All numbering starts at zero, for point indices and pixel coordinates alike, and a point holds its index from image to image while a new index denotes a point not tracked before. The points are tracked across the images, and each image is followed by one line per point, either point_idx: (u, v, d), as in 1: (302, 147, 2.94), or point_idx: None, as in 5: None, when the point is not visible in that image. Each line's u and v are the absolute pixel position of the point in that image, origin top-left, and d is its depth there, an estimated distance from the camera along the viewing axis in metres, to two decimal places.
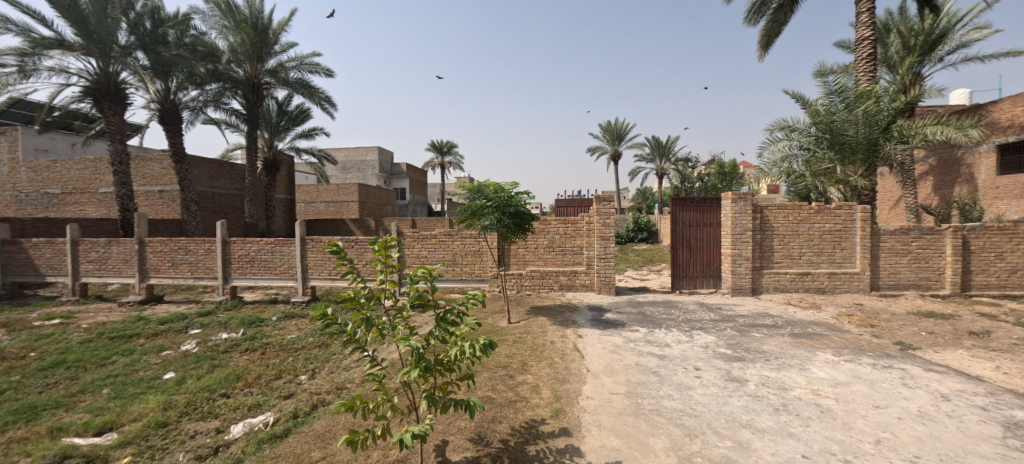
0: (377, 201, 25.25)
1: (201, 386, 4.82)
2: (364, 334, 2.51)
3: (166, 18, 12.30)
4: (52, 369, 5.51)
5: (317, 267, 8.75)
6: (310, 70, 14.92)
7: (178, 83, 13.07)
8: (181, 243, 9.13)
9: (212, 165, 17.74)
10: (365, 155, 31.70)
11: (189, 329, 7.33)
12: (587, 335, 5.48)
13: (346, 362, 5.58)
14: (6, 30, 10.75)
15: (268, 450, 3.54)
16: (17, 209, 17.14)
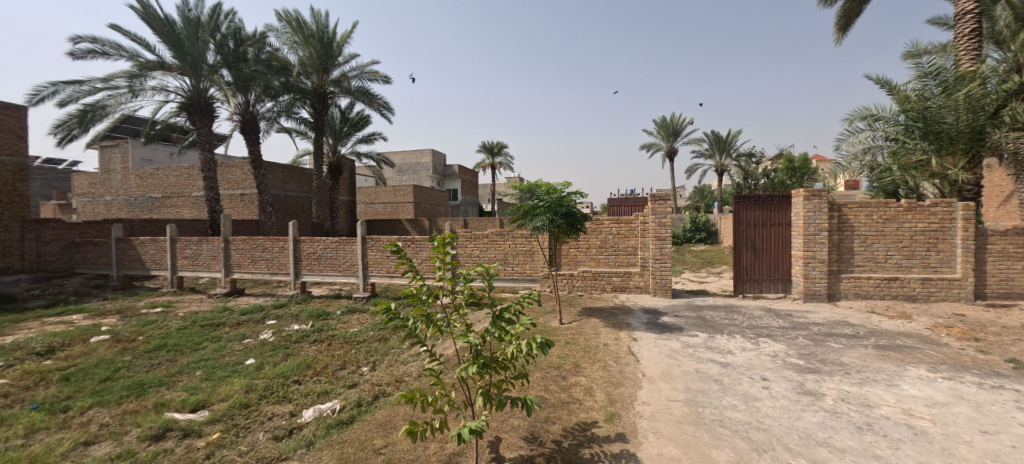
0: (431, 202, 26.10)
1: (277, 372, 5.25)
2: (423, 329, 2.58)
3: (246, 37, 13.51)
4: (155, 352, 6.25)
5: (377, 265, 9.21)
6: (369, 78, 15.72)
7: (256, 96, 14.31)
8: (259, 241, 9.99)
9: (285, 170, 19.25)
10: (420, 158, 32.85)
11: (266, 320, 8.01)
12: (642, 338, 5.30)
13: (404, 356, 5.82)
14: (121, 56, 12.36)
15: (336, 435, 3.77)
16: (128, 211, 19.63)
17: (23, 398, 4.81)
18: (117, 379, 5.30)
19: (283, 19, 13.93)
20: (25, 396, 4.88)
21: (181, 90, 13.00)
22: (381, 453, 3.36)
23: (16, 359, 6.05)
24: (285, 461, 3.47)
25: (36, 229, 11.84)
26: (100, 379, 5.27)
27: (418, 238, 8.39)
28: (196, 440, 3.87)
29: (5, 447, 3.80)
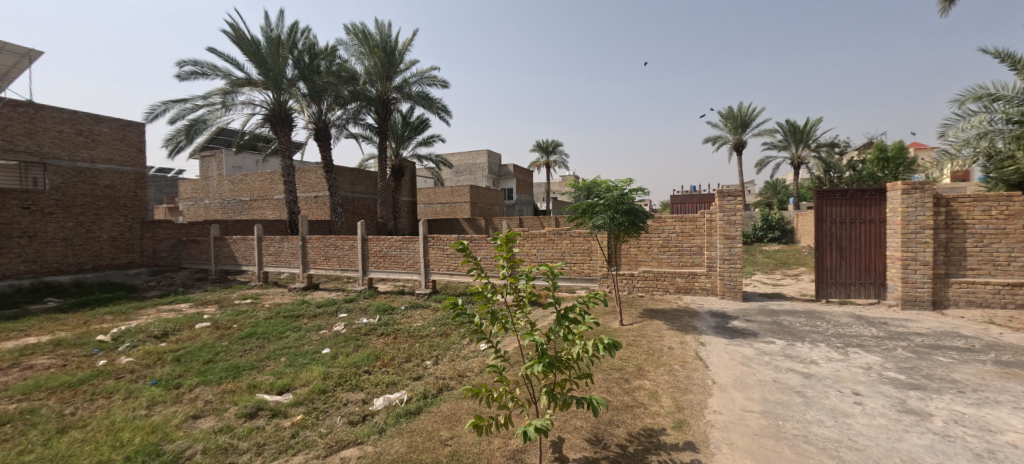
0: (487, 202, 26.57)
1: (350, 362, 5.62)
2: (488, 326, 2.62)
3: (319, 51, 14.56)
4: (246, 339, 6.94)
5: (437, 263, 9.53)
6: (429, 83, 16.30)
7: (328, 105, 15.40)
8: (332, 240, 10.74)
9: (354, 173, 20.55)
10: (477, 158, 33.52)
11: (339, 313, 8.61)
12: (711, 343, 5.02)
13: (464, 351, 5.98)
14: (217, 76, 13.86)
15: (404, 424, 3.96)
16: (223, 213, 21.99)
17: (145, 375, 5.56)
18: (217, 362, 5.96)
19: (351, 32, 14.84)
20: (147, 373, 5.64)
21: (265, 104, 14.31)
22: (447, 443, 3.48)
23: (139, 340, 7.01)
24: (359, 445, 3.70)
25: (152, 229, 13.62)
26: (204, 361, 5.96)
27: (476, 237, 8.60)
28: (283, 420, 4.25)
29: (133, 415, 4.42)
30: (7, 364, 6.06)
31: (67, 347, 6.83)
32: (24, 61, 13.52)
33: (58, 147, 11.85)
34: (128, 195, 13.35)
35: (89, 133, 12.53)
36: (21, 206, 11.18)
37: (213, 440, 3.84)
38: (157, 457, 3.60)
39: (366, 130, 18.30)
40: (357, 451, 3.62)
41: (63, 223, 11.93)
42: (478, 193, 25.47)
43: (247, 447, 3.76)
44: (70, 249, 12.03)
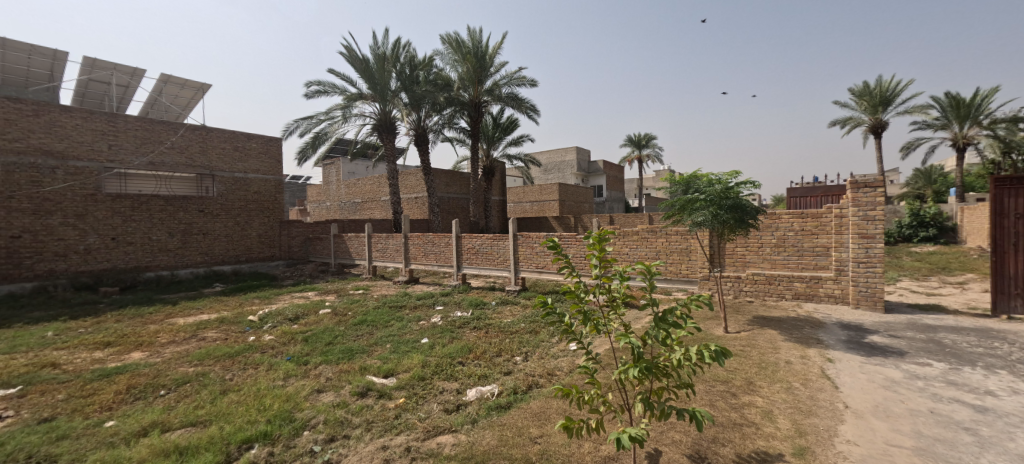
0: (577, 199, 26.24)
1: (446, 353, 5.94)
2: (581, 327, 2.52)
3: (418, 62, 15.64)
4: (358, 325, 7.73)
5: (527, 260, 9.62)
6: (518, 83, 16.57)
7: (426, 112, 16.46)
8: (430, 237, 11.48)
9: (449, 175, 21.74)
10: (566, 155, 33.26)
11: (436, 305, 9.18)
12: (840, 360, 4.33)
13: (553, 350, 5.96)
14: (336, 93, 15.66)
15: (495, 417, 4.07)
16: (341, 213, 24.81)
17: (281, 351, 6.50)
18: (335, 344, 6.73)
19: (446, 42, 15.66)
20: (283, 349, 6.59)
21: (374, 114, 15.80)
22: (537, 441, 3.49)
23: (277, 321, 8.21)
24: (454, 433, 3.89)
25: (288, 227, 15.86)
26: (325, 342, 6.77)
27: (566, 234, 8.56)
28: (388, 402, 4.63)
29: (274, 384, 5.19)
30: (188, 335, 7.53)
31: (227, 323, 8.27)
32: (198, 92, 16.52)
33: (221, 161, 14.39)
34: (271, 199, 15.67)
35: (242, 148, 14.99)
36: (197, 209, 13.79)
37: (332, 413, 4.33)
38: (290, 423, 4.15)
39: (459, 134, 19.25)
40: (452, 438, 3.80)
41: (225, 223, 14.46)
42: (567, 190, 25.27)
43: (359, 422, 4.17)
44: (230, 245, 14.54)
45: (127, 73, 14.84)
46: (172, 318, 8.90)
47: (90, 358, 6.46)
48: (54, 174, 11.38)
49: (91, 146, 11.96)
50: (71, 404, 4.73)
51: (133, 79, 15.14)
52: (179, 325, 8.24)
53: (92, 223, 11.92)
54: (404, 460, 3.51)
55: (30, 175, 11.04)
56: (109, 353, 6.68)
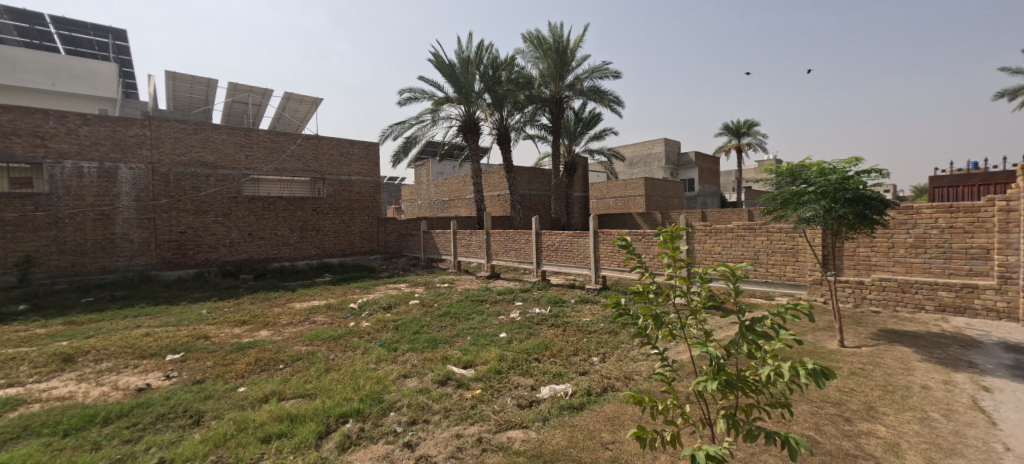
0: (664, 194, 24.78)
1: (522, 348, 5.96)
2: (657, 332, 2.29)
3: (500, 62, 15.91)
4: (443, 317, 8.10)
5: (608, 258, 9.28)
6: (600, 76, 16.05)
7: (508, 111, 16.71)
8: (510, 234, 11.64)
9: (531, 172, 21.88)
10: (653, 148, 31.58)
11: (516, 301, 9.30)
12: (1000, 389, 3.49)
13: (633, 353, 5.66)
14: (425, 98, 16.58)
15: (567, 417, 3.96)
16: (431, 211, 26.34)
17: (375, 337, 7.04)
18: (422, 333, 7.12)
19: (528, 40, 15.70)
20: (377, 335, 7.15)
21: (459, 116, 16.46)
22: (609, 448, 3.33)
23: (373, 310, 8.95)
24: (524, 429, 3.86)
25: (384, 224, 17.21)
26: (413, 331, 7.20)
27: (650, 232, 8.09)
28: (466, 392, 4.76)
29: (367, 366, 5.66)
30: (302, 318, 8.53)
31: (332, 309, 9.22)
32: (312, 106, 18.57)
33: (330, 166, 16.03)
34: (370, 198, 17.07)
35: (347, 153, 16.53)
36: (311, 208, 15.55)
37: (415, 398, 4.57)
38: (379, 403, 4.46)
39: (541, 131, 19.27)
40: (522, 434, 3.78)
41: (334, 221, 16.12)
42: (654, 185, 23.99)
43: (438, 409, 4.34)
44: (338, 240, 16.18)
45: (258, 93, 17.15)
46: (290, 303, 10.17)
47: (229, 333, 7.63)
48: (207, 181, 13.62)
49: (232, 156, 14.08)
50: (215, 370, 5.62)
51: (264, 97, 17.46)
52: (295, 309, 9.38)
53: (234, 220, 14.06)
54: (476, 450, 3.57)
55: (191, 182, 13.35)
56: (244, 329, 7.84)
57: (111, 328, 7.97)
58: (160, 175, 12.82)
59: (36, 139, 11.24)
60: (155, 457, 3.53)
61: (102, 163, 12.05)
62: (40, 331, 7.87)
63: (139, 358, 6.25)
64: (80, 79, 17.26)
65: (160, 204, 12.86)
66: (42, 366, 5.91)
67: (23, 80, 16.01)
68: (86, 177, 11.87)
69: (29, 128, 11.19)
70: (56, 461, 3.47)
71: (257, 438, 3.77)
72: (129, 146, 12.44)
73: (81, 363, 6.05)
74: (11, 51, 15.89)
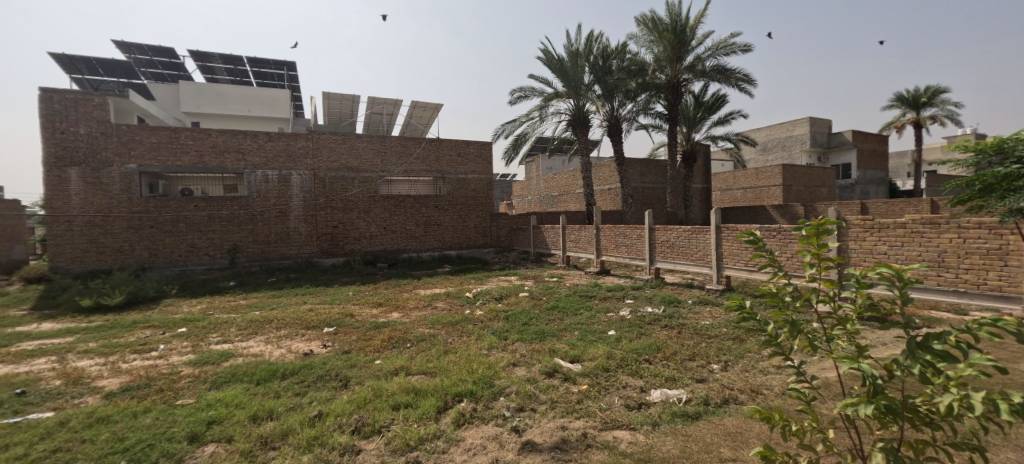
0: (807, 183, 21.36)
1: (632, 348, 5.70)
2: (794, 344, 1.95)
3: (611, 51, 15.36)
4: (551, 310, 8.19)
5: (733, 257, 8.34)
6: (726, 52, 14.49)
7: (620, 101, 16.09)
8: (621, 229, 11.23)
9: (644, 164, 20.78)
10: (793, 130, 27.42)
11: (626, 298, 8.94)
12: None
13: (763, 364, 5.00)
14: (535, 95, 16.85)
15: (680, 425, 3.68)
16: (541, 206, 26.79)
17: (488, 325, 7.44)
18: (530, 325, 7.29)
19: (641, 24, 14.86)
20: (489, 324, 7.53)
21: (569, 110, 16.38)
22: None
23: (486, 299, 9.46)
24: (632, 431, 3.70)
25: (496, 219, 18.01)
26: (522, 323, 7.41)
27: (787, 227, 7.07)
28: (572, 386, 4.74)
29: (481, 351, 6.01)
30: (426, 304, 9.42)
31: (451, 297, 9.99)
32: (435, 112, 20.18)
33: (449, 165, 17.29)
34: (484, 195, 17.95)
35: (464, 153, 17.62)
36: (433, 205, 16.99)
37: (523, 386, 4.69)
38: (490, 387, 4.68)
39: (656, 119, 18.15)
40: (629, 435, 3.62)
41: (452, 216, 17.37)
42: (794, 173, 20.85)
43: (544, 399, 4.39)
44: (456, 234, 17.42)
45: (391, 104, 19.22)
46: (416, 289, 11.29)
47: (369, 312, 8.79)
48: (353, 183, 15.78)
49: (370, 160, 16.06)
50: (358, 344, 6.51)
51: (395, 107, 19.53)
52: (420, 295, 10.40)
53: (373, 217, 16.06)
54: (581, 445, 3.52)
55: (341, 184, 15.61)
56: (380, 310, 8.95)
57: (286, 303, 9.81)
58: (319, 180, 15.26)
59: (239, 154, 14.25)
60: (315, 409, 4.23)
61: (280, 171, 14.77)
62: (241, 303, 10.06)
63: (305, 328, 7.57)
64: (266, 105, 21.34)
65: (318, 203, 15.32)
66: (243, 329, 7.54)
67: (229, 109, 20.54)
68: (270, 183, 14.67)
69: (234, 146, 14.21)
70: (252, 402, 4.38)
71: (389, 405, 4.26)
72: (297, 156, 15.04)
73: (267, 329, 7.56)
74: (222, 87, 20.52)
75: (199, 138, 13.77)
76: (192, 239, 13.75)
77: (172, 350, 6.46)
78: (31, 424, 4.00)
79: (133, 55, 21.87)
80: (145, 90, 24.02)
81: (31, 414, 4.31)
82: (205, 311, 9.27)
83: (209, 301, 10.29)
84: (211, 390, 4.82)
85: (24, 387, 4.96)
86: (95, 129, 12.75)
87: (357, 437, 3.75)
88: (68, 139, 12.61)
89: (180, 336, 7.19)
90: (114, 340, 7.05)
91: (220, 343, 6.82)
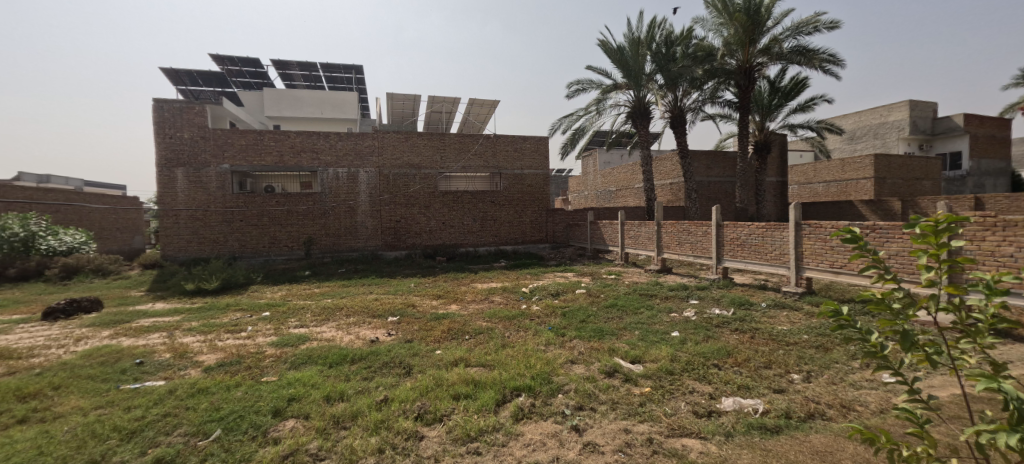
0: (904, 175, 18.98)
1: (699, 351, 5.40)
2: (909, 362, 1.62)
3: (675, 37, 14.62)
4: (609, 308, 7.99)
5: (816, 257, 7.63)
6: (808, 31, 13.22)
7: (684, 90, 15.29)
8: (685, 225, 10.69)
9: (711, 156, 19.60)
10: (888, 116, 24.45)
11: (690, 298, 8.50)
12: None
13: (853, 377, 4.53)
14: (593, 88, 16.48)
15: (758, 438, 3.43)
16: (598, 201, 26.24)
17: (545, 320, 7.42)
18: (588, 322, 7.16)
19: (709, 6, 13.95)
20: (546, 319, 7.51)
21: (629, 102, 15.83)
22: None
23: (543, 295, 9.44)
24: (702, 440, 3.51)
25: (552, 215, 17.89)
26: (580, 320, 7.30)
27: (883, 224, 6.33)
28: (634, 387, 4.58)
29: (539, 347, 6.00)
30: (483, 297, 9.60)
31: (508, 291, 10.09)
32: (492, 109, 20.39)
33: (506, 161, 17.42)
34: (540, 190, 17.88)
35: (520, 148, 17.64)
36: (490, 201, 17.23)
37: (582, 384, 4.61)
38: (548, 383, 4.65)
39: (724, 108, 17.03)
40: (700, 445, 3.44)
41: (509, 212, 17.51)
42: (888, 164, 18.61)
43: (605, 399, 4.29)
44: (512, 229, 17.55)
45: (450, 102, 19.69)
46: (473, 283, 11.55)
47: (429, 304, 9.12)
48: (414, 179, 16.41)
49: (430, 157, 16.60)
50: (420, 333, 6.77)
51: (454, 106, 19.99)
52: (477, 288, 10.61)
53: (433, 212, 16.61)
54: (646, 450, 3.40)
55: (404, 181, 16.30)
56: (440, 302, 9.25)
57: (354, 293, 10.45)
58: (383, 177, 16.04)
59: (314, 154, 15.35)
60: (382, 394, 4.45)
61: (349, 169, 15.71)
62: (315, 291, 10.87)
63: (372, 316, 8.02)
64: (336, 107, 22.74)
65: (384, 199, 16.11)
66: (317, 316, 8.13)
67: (305, 113, 22.19)
68: (340, 180, 15.66)
69: (309, 146, 15.33)
70: (325, 383, 4.71)
71: (449, 394, 4.38)
72: (365, 154, 15.90)
73: (338, 316, 8.10)
74: (299, 93, 22.20)
75: (280, 140, 15.02)
76: (274, 232, 15.07)
77: (258, 331, 7.14)
78: (148, 390, 4.60)
79: (225, 67, 24.24)
80: (236, 98, 26.61)
81: (148, 382, 4.96)
82: (286, 297, 10.15)
83: (289, 288, 11.23)
84: (290, 370, 5.25)
85: (142, 358, 5.71)
86: (196, 134, 14.31)
87: (420, 423, 3.90)
88: (175, 143, 14.26)
89: (264, 319, 7.93)
90: (212, 321, 7.92)
91: (298, 327, 7.42)
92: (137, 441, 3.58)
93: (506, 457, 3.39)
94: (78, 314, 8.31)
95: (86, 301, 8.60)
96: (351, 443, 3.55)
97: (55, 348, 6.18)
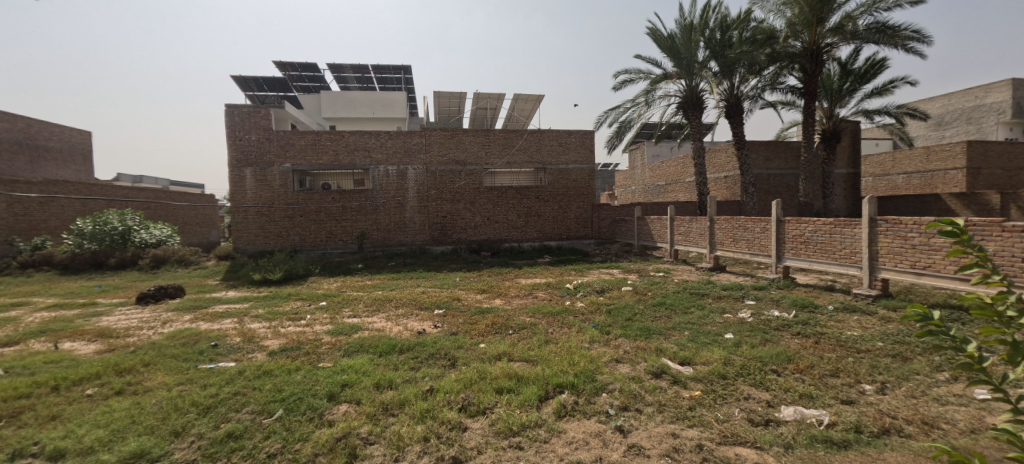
0: (1004, 164, 16.70)
1: (755, 355, 5.05)
2: (1017, 376, 1.33)
3: (732, 21, 13.71)
4: (657, 306, 7.69)
5: (893, 256, 6.91)
6: (887, 6, 11.96)
7: (741, 76, 14.36)
8: (741, 221, 10.05)
9: (770, 147, 18.35)
10: (985, 97, 21.76)
11: (746, 298, 7.98)
12: None
13: (936, 391, 4.05)
14: (642, 78, 15.85)
15: (822, 453, 3.14)
16: (646, 197, 25.37)
17: (590, 318, 7.26)
18: (634, 321, 6.90)
19: None
20: (591, 317, 7.32)
21: (680, 91, 15.09)
22: None
23: (587, 292, 9.24)
24: (758, 450, 3.27)
25: (598, 210, 17.51)
26: (626, 318, 7.06)
27: (980, 221, 5.61)
28: (683, 390, 4.35)
29: (584, 344, 5.87)
30: (527, 292, 9.57)
31: (551, 287, 9.97)
32: (537, 104, 20.26)
33: (551, 156, 17.22)
34: (586, 185, 17.55)
35: (566, 143, 17.35)
36: (535, 196, 17.12)
37: (627, 384, 4.45)
38: (592, 382, 4.52)
39: (787, 94, 15.87)
40: (756, 455, 3.22)
41: (554, 207, 17.33)
42: (984, 152, 16.49)
43: (651, 401, 4.11)
44: (556, 224, 17.37)
45: (495, 98, 19.77)
46: (517, 278, 11.57)
47: (474, 297, 9.24)
48: (460, 175, 16.64)
49: (475, 153, 16.73)
50: (464, 327, 6.85)
51: (499, 102, 20.05)
52: (522, 284, 10.57)
53: (477, 207, 16.78)
54: (695, 456, 3.22)
55: (450, 177, 16.57)
56: (484, 297, 9.32)
57: (402, 285, 10.80)
58: (431, 173, 16.40)
59: (365, 152, 15.97)
60: (428, 384, 4.53)
61: (397, 166, 16.20)
62: (367, 283, 11.34)
63: (419, 308, 8.26)
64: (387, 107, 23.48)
65: (431, 195, 16.49)
66: (369, 306, 8.49)
67: (358, 113, 23.14)
68: (390, 177, 16.19)
69: (361, 145, 15.96)
70: (375, 371, 4.88)
71: (493, 388, 4.38)
72: (413, 152, 16.34)
73: (388, 307, 8.38)
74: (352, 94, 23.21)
75: (335, 140, 15.80)
76: (330, 227, 15.90)
77: (316, 319, 7.55)
78: (221, 370, 4.97)
79: (287, 73, 26.05)
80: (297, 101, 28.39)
81: (221, 363, 5.37)
82: (341, 288, 10.72)
83: (343, 280, 11.77)
84: (344, 357, 5.49)
85: (216, 341, 6.21)
86: (262, 136, 15.33)
87: (464, 414, 3.93)
88: (244, 145, 15.33)
89: (322, 308, 8.37)
90: (275, 308, 8.50)
91: (352, 317, 7.77)
92: (212, 416, 3.88)
93: (549, 454, 3.33)
94: (165, 299, 9.21)
95: (172, 288, 9.50)
96: (398, 430, 3.64)
97: (146, 329, 6.88)
